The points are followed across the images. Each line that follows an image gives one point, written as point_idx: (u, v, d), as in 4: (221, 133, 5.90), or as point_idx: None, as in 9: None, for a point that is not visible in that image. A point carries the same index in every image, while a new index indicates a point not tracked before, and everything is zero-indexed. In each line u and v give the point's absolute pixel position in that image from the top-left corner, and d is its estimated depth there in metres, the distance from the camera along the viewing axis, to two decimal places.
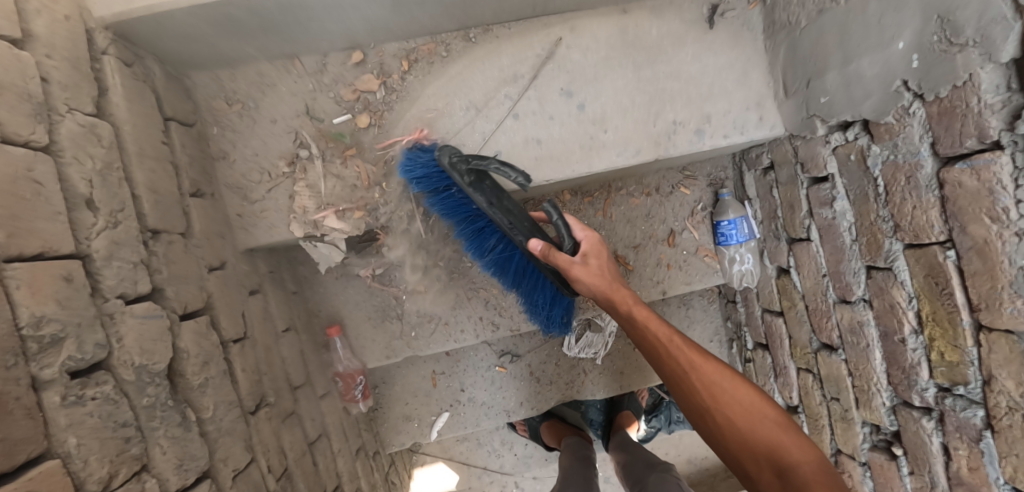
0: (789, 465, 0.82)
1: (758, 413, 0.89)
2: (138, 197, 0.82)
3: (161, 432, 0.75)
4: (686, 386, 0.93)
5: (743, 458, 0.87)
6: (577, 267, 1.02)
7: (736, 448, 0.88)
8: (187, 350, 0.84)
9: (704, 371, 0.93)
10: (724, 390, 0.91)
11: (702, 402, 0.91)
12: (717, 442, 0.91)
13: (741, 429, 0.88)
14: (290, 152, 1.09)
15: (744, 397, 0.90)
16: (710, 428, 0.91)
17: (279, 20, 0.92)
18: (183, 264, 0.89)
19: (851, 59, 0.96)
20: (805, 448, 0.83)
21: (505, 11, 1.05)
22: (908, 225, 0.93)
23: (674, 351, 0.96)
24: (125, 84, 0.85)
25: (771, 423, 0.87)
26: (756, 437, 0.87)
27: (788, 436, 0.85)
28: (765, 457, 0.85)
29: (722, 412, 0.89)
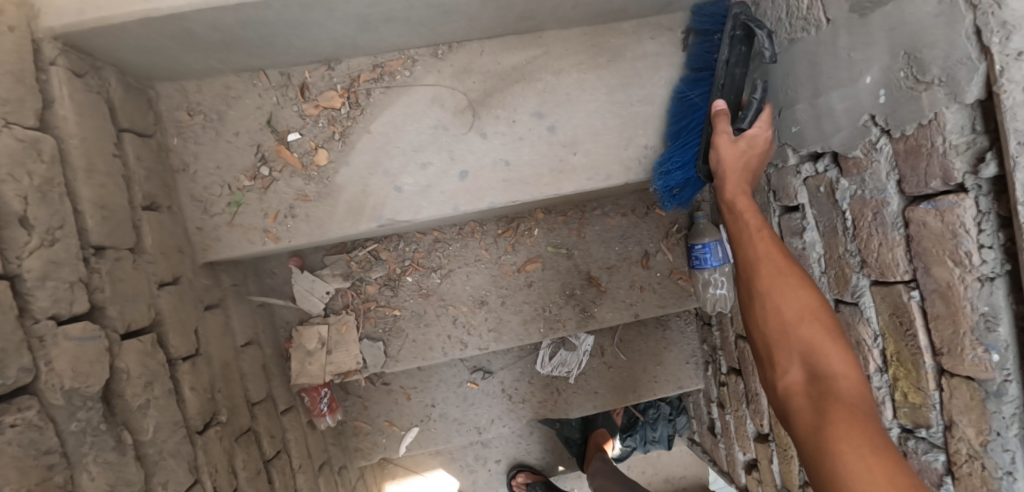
0: (825, 370, 0.72)
1: (811, 318, 0.78)
2: (81, 213, 0.80)
3: (91, 458, 0.73)
4: (752, 268, 0.87)
5: (777, 352, 0.79)
6: (734, 154, 1.01)
7: (776, 337, 0.79)
8: (128, 371, 0.82)
9: (776, 266, 0.85)
10: (800, 310, 0.79)
11: (757, 287, 0.84)
12: (757, 331, 0.83)
13: (787, 322, 0.79)
14: (251, 166, 1.07)
15: (798, 301, 0.80)
16: (757, 310, 0.83)
17: (241, 34, 0.90)
18: (129, 282, 0.87)
19: (821, 90, 0.94)
20: (850, 368, 0.72)
21: (477, 30, 1.04)
22: (874, 261, 0.91)
23: (747, 225, 0.94)
24: (74, 95, 0.83)
25: (826, 330, 0.76)
26: (802, 334, 0.77)
27: (836, 347, 0.74)
28: (799, 356, 0.76)
29: (774, 302, 0.81)
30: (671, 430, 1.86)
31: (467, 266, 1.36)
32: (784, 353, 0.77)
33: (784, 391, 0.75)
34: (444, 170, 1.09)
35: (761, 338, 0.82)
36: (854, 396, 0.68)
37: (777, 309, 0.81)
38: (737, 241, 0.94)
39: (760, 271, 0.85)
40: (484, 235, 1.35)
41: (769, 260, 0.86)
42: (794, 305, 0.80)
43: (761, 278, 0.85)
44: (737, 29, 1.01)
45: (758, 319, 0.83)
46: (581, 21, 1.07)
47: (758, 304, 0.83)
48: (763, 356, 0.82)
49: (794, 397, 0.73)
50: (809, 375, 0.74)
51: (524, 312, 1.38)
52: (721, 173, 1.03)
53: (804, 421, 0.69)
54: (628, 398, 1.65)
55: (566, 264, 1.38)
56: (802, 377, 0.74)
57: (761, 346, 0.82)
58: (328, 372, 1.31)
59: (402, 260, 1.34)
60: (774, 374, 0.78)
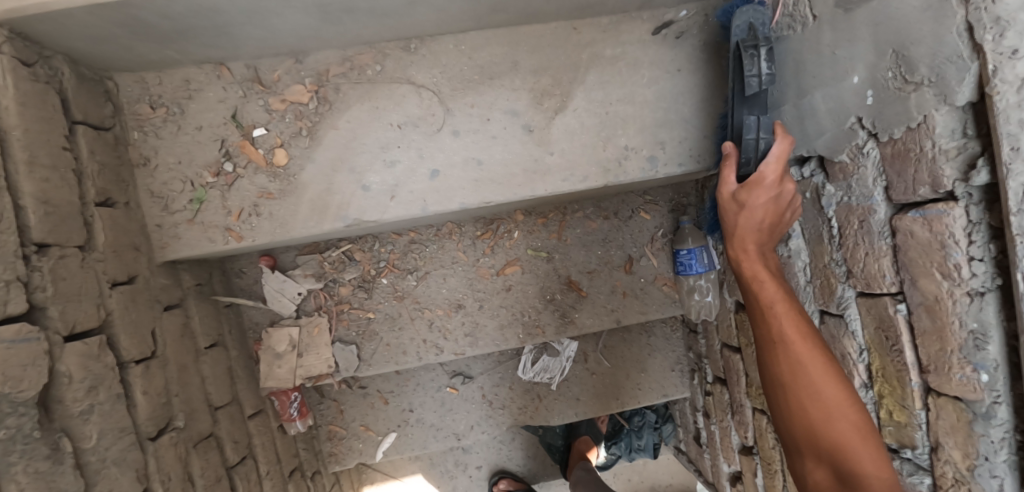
0: (853, 469, 0.70)
1: (843, 412, 0.72)
2: (22, 208, 0.76)
3: (21, 467, 0.68)
4: (770, 357, 0.80)
5: (803, 447, 0.75)
6: (742, 209, 0.91)
7: (801, 433, 0.75)
8: (69, 374, 0.78)
9: (799, 347, 0.77)
10: (828, 407, 0.73)
11: (780, 380, 0.78)
12: (778, 417, 0.80)
13: (813, 417, 0.74)
14: (214, 161, 1.03)
15: (827, 390, 0.74)
16: (777, 406, 0.79)
17: (196, 23, 0.86)
18: (72, 281, 0.82)
19: (806, 90, 0.89)
20: (880, 465, 0.69)
21: (448, 24, 1.00)
22: (860, 271, 0.86)
23: (767, 296, 0.85)
24: (18, 84, 0.79)
25: (858, 421, 0.72)
26: (832, 430, 0.72)
27: (864, 443, 0.71)
28: (825, 456, 0.73)
29: (797, 399, 0.76)
30: (657, 438, 1.81)
31: (442, 268, 1.31)
32: (811, 453, 0.74)
33: (814, 487, 0.74)
34: (414, 169, 1.05)
35: (787, 432, 0.78)
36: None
37: (803, 403, 0.75)
38: (757, 318, 0.85)
39: (781, 357, 0.79)
40: (462, 237, 1.31)
41: (781, 315, 0.81)
42: (819, 405, 0.74)
43: (771, 334, 0.81)
44: (711, 57, 0.92)
45: (780, 407, 0.79)
46: (555, 16, 1.02)
47: (781, 395, 0.78)
48: (792, 449, 0.78)
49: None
50: (834, 475, 0.71)
51: (502, 317, 1.33)
52: (732, 234, 0.94)
53: None
54: (611, 406, 1.61)
55: (546, 267, 1.33)
56: (827, 474, 0.72)
57: (792, 446, 0.78)
58: (297, 375, 1.27)
59: (377, 261, 1.30)
60: (798, 473, 0.77)
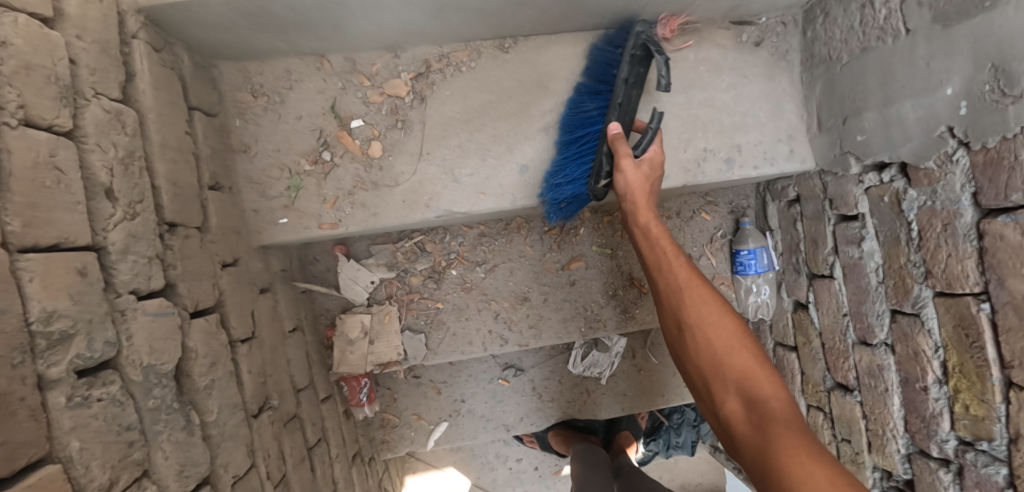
0: (757, 394, 0.77)
1: (739, 344, 0.83)
2: (158, 189, 0.80)
3: (165, 436, 0.72)
4: (676, 296, 0.91)
5: (712, 383, 0.82)
6: (639, 180, 0.98)
7: (709, 370, 0.83)
8: (196, 350, 0.81)
9: (697, 291, 0.90)
10: (734, 342, 0.83)
11: (684, 310, 0.89)
12: (688, 359, 0.87)
13: (717, 352, 0.83)
14: (312, 149, 1.07)
15: (727, 328, 0.85)
16: (688, 307, 0.89)
17: (315, 17, 0.90)
18: (194, 260, 0.86)
19: (893, 100, 0.94)
20: (777, 388, 0.78)
21: (544, 25, 1.04)
22: (940, 272, 0.91)
23: (664, 250, 0.97)
24: (152, 70, 0.82)
25: (754, 359, 0.81)
26: (735, 361, 0.81)
27: (762, 368, 0.80)
28: (734, 384, 0.80)
29: (704, 334, 0.85)
30: (695, 435, 1.85)
31: (510, 261, 1.35)
32: (720, 383, 0.81)
33: (725, 419, 0.79)
34: (503, 164, 1.09)
35: (695, 367, 0.86)
36: (786, 417, 0.73)
37: (706, 340, 0.85)
38: (653, 271, 0.97)
39: (680, 309, 0.90)
40: (529, 232, 1.34)
41: (678, 264, 0.95)
42: (714, 319, 0.86)
43: (673, 282, 0.93)
44: (637, 49, 0.96)
45: (691, 351, 0.86)
46: (644, 19, 1.07)
47: (689, 335, 0.87)
48: (700, 377, 0.84)
49: (734, 424, 0.77)
50: (743, 403, 0.78)
51: (564, 310, 1.37)
52: (628, 198, 1.01)
53: (750, 445, 0.73)
54: (655, 402, 1.65)
55: (610, 264, 1.38)
56: (738, 404, 0.78)
57: (698, 379, 0.85)
58: (368, 362, 1.31)
59: (447, 252, 1.33)
60: (711, 402, 0.82)
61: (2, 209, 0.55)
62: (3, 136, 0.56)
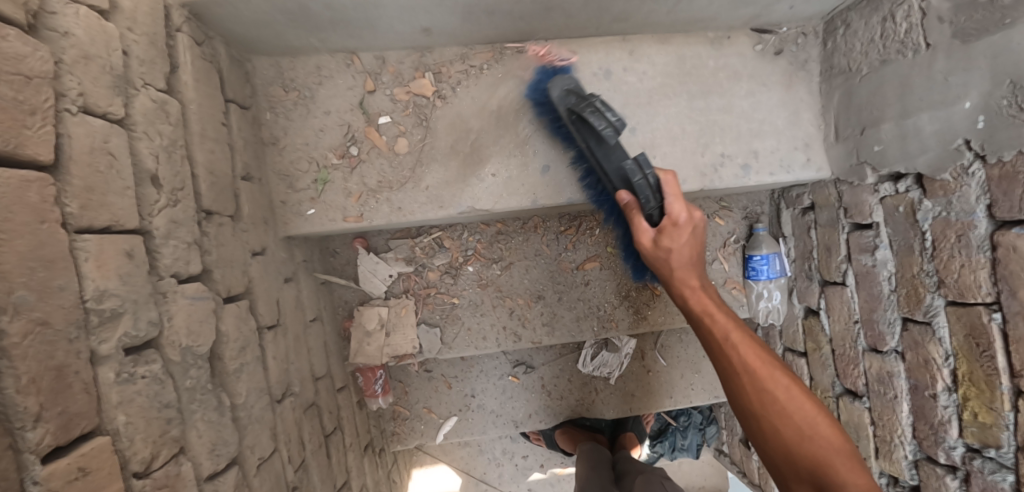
0: (830, 482, 0.74)
1: (812, 434, 0.77)
2: (197, 177, 0.83)
3: (199, 416, 0.74)
4: (732, 378, 0.84)
5: (784, 470, 0.79)
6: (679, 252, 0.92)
7: (782, 459, 0.79)
8: (228, 334, 0.84)
9: (761, 374, 0.82)
10: (784, 406, 0.79)
11: (753, 373, 0.82)
12: (757, 444, 0.83)
13: (787, 440, 0.78)
14: (340, 144, 1.10)
15: (795, 407, 0.79)
16: (728, 359, 0.85)
17: (351, 15, 0.93)
18: (227, 247, 0.88)
19: (911, 112, 0.96)
20: (858, 474, 0.74)
21: (570, 29, 1.07)
22: (953, 282, 0.92)
23: (720, 322, 0.89)
24: (193, 62, 0.85)
25: (827, 440, 0.76)
26: (807, 451, 0.77)
27: (840, 458, 0.75)
28: (807, 476, 0.76)
29: (772, 422, 0.80)
30: (700, 439, 1.88)
31: (526, 260, 1.37)
32: (792, 470, 0.78)
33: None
34: (526, 164, 1.12)
35: (764, 452, 0.82)
36: None
37: (776, 426, 0.79)
38: (710, 345, 0.89)
39: (752, 383, 0.82)
40: (546, 231, 1.37)
41: (734, 341, 0.86)
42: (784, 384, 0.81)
43: (729, 363, 0.85)
44: None
45: (755, 433, 0.82)
46: (667, 27, 1.09)
47: (757, 425, 0.82)
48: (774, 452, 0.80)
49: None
50: (785, 441, 0.78)
51: (578, 310, 1.39)
52: (664, 269, 0.95)
53: None
54: (664, 403, 1.66)
55: (623, 265, 1.40)
56: None
57: (770, 461, 0.81)
58: (384, 353, 1.33)
59: (464, 249, 1.35)
60: (784, 484, 0.80)
61: (63, 193, 0.58)
62: (63, 123, 0.59)
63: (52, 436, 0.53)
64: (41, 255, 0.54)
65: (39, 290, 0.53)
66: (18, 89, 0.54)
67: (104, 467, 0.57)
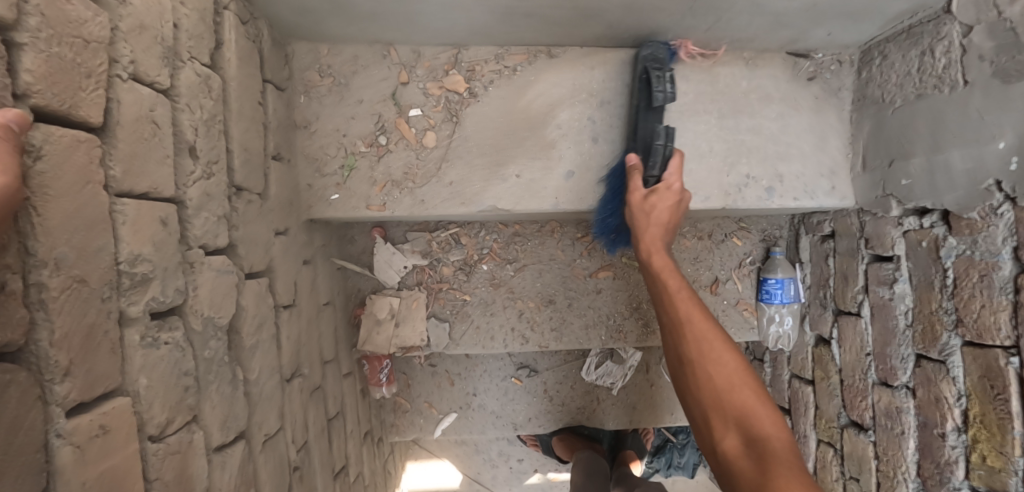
0: (759, 434, 0.69)
1: (739, 383, 0.75)
2: (231, 153, 0.84)
3: (214, 387, 0.76)
4: (665, 312, 0.89)
5: (711, 416, 0.74)
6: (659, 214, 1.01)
7: (708, 403, 0.75)
8: (247, 310, 0.85)
9: (700, 325, 0.83)
10: (712, 345, 0.80)
11: (723, 392, 0.75)
12: (689, 395, 0.79)
13: (715, 383, 0.76)
14: (370, 133, 1.12)
15: (729, 363, 0.77)
16: (670, 314, 0.88)
17: (394, 8, 0.94)
18: (253, 224, 0.89)
19: (943, 147, 0.95)
20: (778, 426, 0.70)
21: (606, 38, 1.08)
22: (972, 321, 0.91)
23: (671, 285, 0.92)
24: (237, 41, 0.87)
25: (752, 388, 0.74)
26: (734, 397, 0.74)
27: (762, 406, 0.72)
28: (733, 419, 0.72)
29: (703, 366, 0.78)
30: (697, 458, 1.87)
31: (540, 263, 1.38)
32: (719, 417, 0.73)
33: (723, 456, 0.71)
34: (552, 168, 1.12)
35: (693, 405, 0.78)
36: (789, 456, 0.65)
37: (701, 376, 0.78)
38: (659, 304, 0.92)
39: (687, 330, 0.83)
40: (562, 236, 1.37)
41: (677, 289, 0.91)
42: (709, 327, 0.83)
43: (666, 293, 0.92)
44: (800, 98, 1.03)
45: (689, 383, 0.79)
46: (702, 43, 1.10)
47: (689, 370, 0.80)
48: (693, 387, 0.78)
49: (737, 461, 0.68)
50: (744, 439, 0.69)
51: (588, 317, 1.39)
52: (643, 247, 1.01)
53: (752, 482, 0.64)
54: (663, 419, 1.66)
55: (637, 277, 1.40)
56: (736, 440, 0.70)
57: (693, 410, 0.78)
58: (392, 344, 1.34)
59: (480, 247, 1.36)
60: (708, 437, 0.74)
61: (108, 156, 0.59)
62: (114, 89, 0.60)
63: (79, 392, 0.53)
64: (82, 214, 0.55)
65: (79, 248, 0.54)
66: (75, 52, 0.55)
67: (122, 427, 0.58)
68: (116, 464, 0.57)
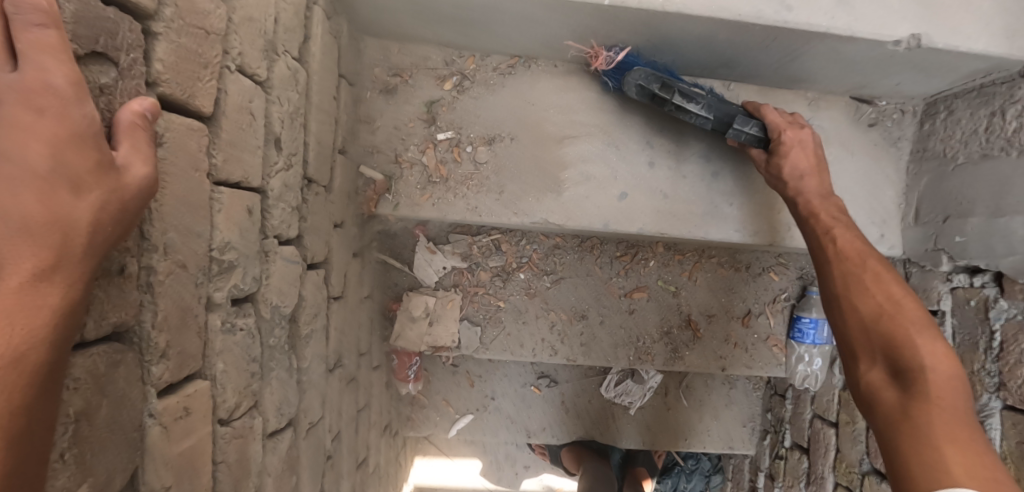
0: (912, 367, 0.75)
1: (912, 318, 0.79)
2: (308, 145, 0.86)
3: (274, 374, 0.77)
4: (820, 273, 0.94)
5: (858, 348, 0.83)
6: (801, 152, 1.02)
7: (857, 334, 0.84)
8: (306, 300, 0.87)
9: (857, 280, 0.87)
10: (881, 297, 0.83)
11: (874, 323, 0.82)
12: (842, 319, 0.87)
13: (869, 326, 0.82)
14: (430, 135, 1.13)
15: (883, 304, 0.82)
16: (818, 277, 0.93)
17: (475, 16, 0.95)
18: (317, 216, 0.91)
19: (1003, 210, 0.95)
20: (942, 361, 0.73)
21: (676, 65, 1.09)
22: (1017, 387, 0.92)
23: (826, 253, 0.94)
24: (323, 35, 0.88)
25: (931, 334, 0.76)
26: (896, 331, 0.79)
27: (923, 344, 0.76)
28: (881, 354, 0.80)
29: (854, 311, 0.85)
30: (703, 485, 1.87)
31: (576, 277, 1.39)
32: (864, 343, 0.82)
33: (867, 387, 0.80)
34: (606, 187, 1.13)
35: (853, 331, 0.85)
36: (943, 394, 0.70)
37: (853, 307, 0.86)
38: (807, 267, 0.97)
39: (842, 285, 0.89)
40: (601, 253, 1.39)
41: (829, 253, 0.93)
42: (860, 265, 0.88)
43: (817, 260, 0.95)
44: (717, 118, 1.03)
45: (842, 318, 0.87)
46: (769, 79, 1.11)
47: (837, 315, 0.88)
48: (844, 312, 0.87)
49: (883, 389, 0.77)
50: (891, 374, 0.77)
51: (618, 336, 1.40)
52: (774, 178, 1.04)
53: (887, 416, 0.74)
54: (676, 443, 1.65)
55: (670, 301, 1.41)
56: (882, 374, 0.79)
57: (841, 338, 0.87)
58: (424, 341, 1.36)
59: (520, 255, 1.37)
60: (855, 367, 0.83)
61: (213, 144, 0.61)
62: (224, 80, 0.62)
63: (170, 373, 0.55)
64: (189, 201, 0.56)
65: (184, 234, 0.56)
66: (198, 42, 0.56)
67: (201, 409, 0.60)
68: (193, 445, 0.59)
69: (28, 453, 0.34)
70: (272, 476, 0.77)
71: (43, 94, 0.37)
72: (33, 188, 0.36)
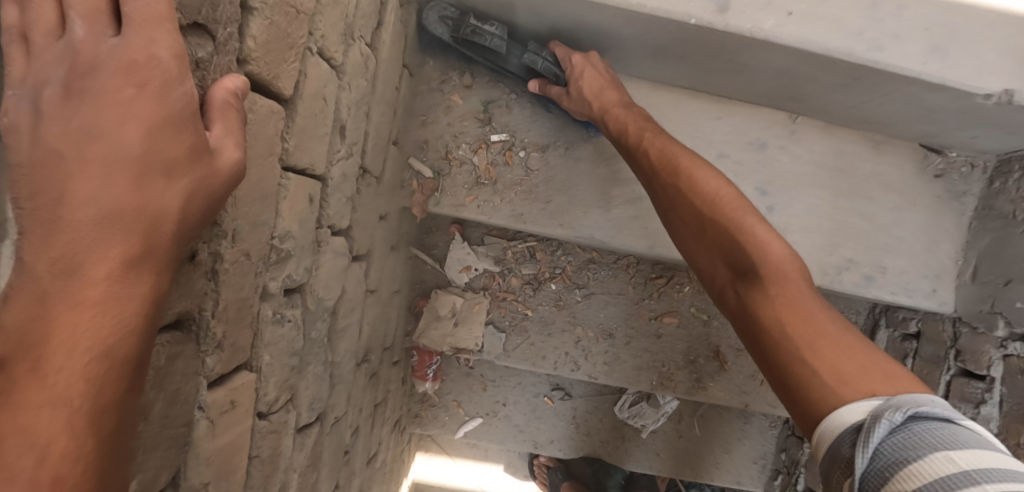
0: (746, 258, 0.67)
1: (725, 200, 0.72)
2: (368, 135, 0.83)
3: (311, 368, 0.75)
4: (644, 160, 0.85)
5: (702, 250, 0.74)
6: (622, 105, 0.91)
7: (697, 230, 0.74)
8: (347, 293, 0.84)
9: (671, 168, 0.79)
10: (687, 178, 0.77)
11: (706, 213, 0.73)
12: (677, 223, 0.78)
13: (703, 215, 0.73)
14: (483, 138, 1.12)
15: (708, 188, 0.74)
16: (644, 168, 0.85)
17: (549, 18, 0.92)
18: (366, 207, 0.88)
19: None
20: (779, 248, 0.66)
21: (743, 93, 1.06)
22: None
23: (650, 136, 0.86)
24: (394, 23, 0.85)
25: (751, 218, 0.69)
26: (722, 219, 0.71)
27: (758, 234, 0.68)
28: (720, 249, 0.71)
29: (686, 203, 0.76)
30: None
31: (608, 295, 1.36)
32: (705, 241, 0.73)
33: (718, 290, 0.72)
34: (656, 209, 1.10)
35: (684, 226, 0.77)
36: (787, 282, 0.63)
37: (685, 199, 0.76)
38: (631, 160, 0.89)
39: (666, 180, 0.80)
40: (636, 274, 1.35)
41: (653, 139, 0.85)
42: (678, 170, 0.79)
43: (639, 145, 0.86)
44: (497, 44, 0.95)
45: (679, 222, 0.78)
46: (839, 117, 1.07)
47: (674, 217, 0.78)
48: (689, 234, 0.76)
49: (730, 294, 0.69)
50: (735, 271, 0.69)
51: (642, 359, 1.37)
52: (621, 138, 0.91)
53: (744, 327, 0.66)
54: (684, 473, 1.63)
55: (700, 329, 1.37)
56: (728, 274, 0.70)
57: (684, 237, 0.77)
58: (446, 342, 1.33)
59: (553, 266, 1.34)
60: (705, 271, 0.74)
61: (287, 129, 0.58)
62: (306, 62, 0.59)
63: (221, 365, 0.52)
64: (260, 188, 0.54)
65: (252, 221, 0.53)
66: (288, 22, 0.53)
67: (244, 402, 0.57)
68: (232, 440, 0.56)
69: (121, 453, 0.33)
70: (296, 472, 0.75)
71: (146, 68, 0.33)
72: (128, 170, 0.32)
